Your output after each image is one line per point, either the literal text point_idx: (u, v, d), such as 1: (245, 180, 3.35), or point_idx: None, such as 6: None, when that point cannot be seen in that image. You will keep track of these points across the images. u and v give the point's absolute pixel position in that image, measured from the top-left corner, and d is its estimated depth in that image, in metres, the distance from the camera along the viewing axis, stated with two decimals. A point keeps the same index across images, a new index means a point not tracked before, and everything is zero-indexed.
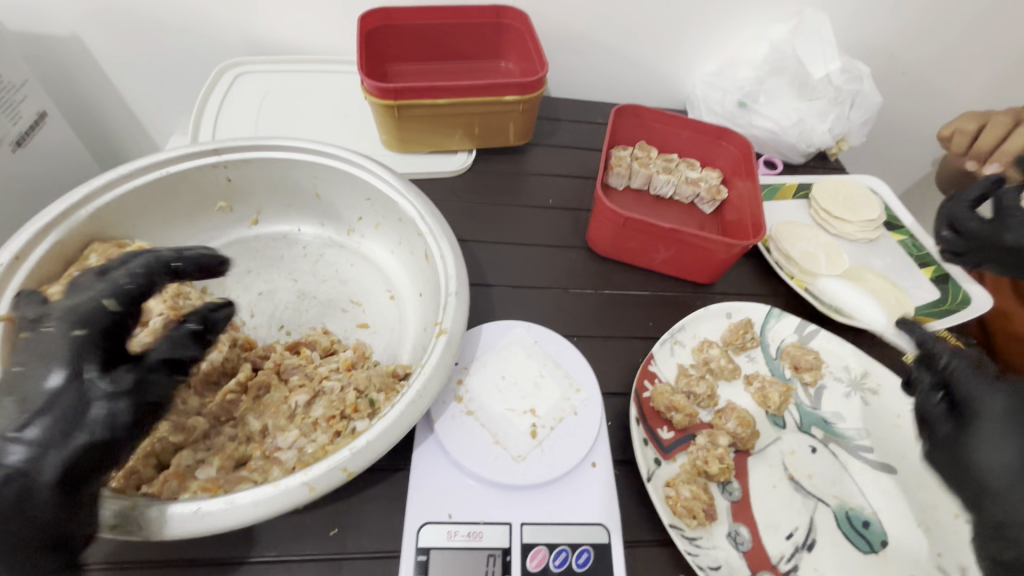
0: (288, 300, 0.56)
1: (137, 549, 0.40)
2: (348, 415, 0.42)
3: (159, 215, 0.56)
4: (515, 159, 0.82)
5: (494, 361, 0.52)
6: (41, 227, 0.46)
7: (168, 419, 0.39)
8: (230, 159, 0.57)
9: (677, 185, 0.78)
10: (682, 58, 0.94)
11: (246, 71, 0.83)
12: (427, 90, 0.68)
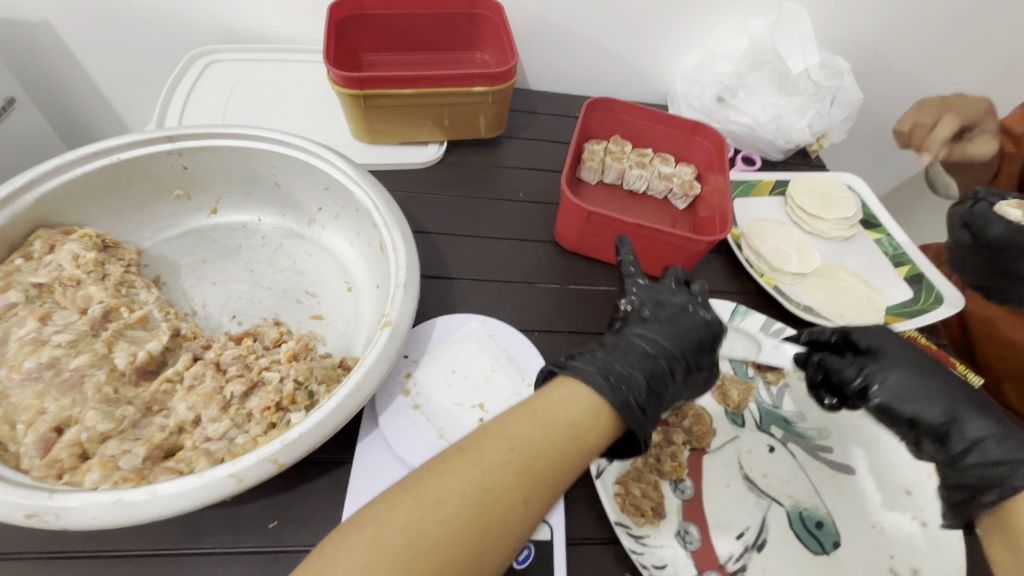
0: (242, 289, 0.56)
1: (69, 538, 0.40)
2: (284, 406, 0.41)
3: (111, 201, 0.55)
4: (487, 152, 0.81)
5: (446, 355, 0.52)
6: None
7: (95, 408, 0.38)
8: (184, 147, 0.56)
9: (649, 180, 0.77)
10: (663, 52, 0.93)
11: (217, 59, 0.83)
12: (393, 81, 0.67)
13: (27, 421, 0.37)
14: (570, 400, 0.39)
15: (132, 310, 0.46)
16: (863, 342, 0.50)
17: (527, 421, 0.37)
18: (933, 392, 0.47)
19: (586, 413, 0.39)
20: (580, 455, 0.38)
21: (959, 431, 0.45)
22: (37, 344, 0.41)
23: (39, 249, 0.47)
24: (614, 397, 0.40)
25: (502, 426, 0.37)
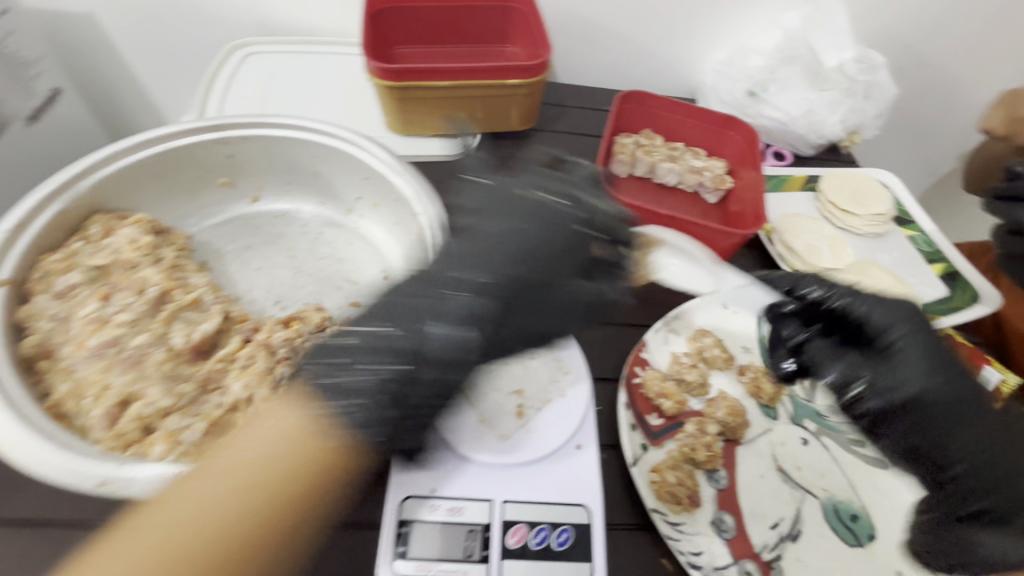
0: (285, 276, 0.57)
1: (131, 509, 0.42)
2: None
3: (160, 187, 0.57)
4: (518, 144, 0.82)
5: None
6: (46, 199, 0.48)
7: (157, 384, 0.40)
8: (230, 136, 0.57)
9: (680, 173, 0.77)
10: (693, 46, 0.93)
11: (254, 50, 0.84)
12: (430, 73, 0.69)
13: (94, 396, 0.39)
14: (269, 423, 0.38)
15: (186, 292, 0.47)
16: (872, 319, 0.55)
17: (202, 476, 0.35)
18: (911, 371, 0.52)
19: (278, 445, 0.37)
20: (277, 498, 0.35)
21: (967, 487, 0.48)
22: (100, 323, 0.43)
23: (97, 233, 0.49)
24: (331, 385, 0.40)
25: (184, 485, 0.35)
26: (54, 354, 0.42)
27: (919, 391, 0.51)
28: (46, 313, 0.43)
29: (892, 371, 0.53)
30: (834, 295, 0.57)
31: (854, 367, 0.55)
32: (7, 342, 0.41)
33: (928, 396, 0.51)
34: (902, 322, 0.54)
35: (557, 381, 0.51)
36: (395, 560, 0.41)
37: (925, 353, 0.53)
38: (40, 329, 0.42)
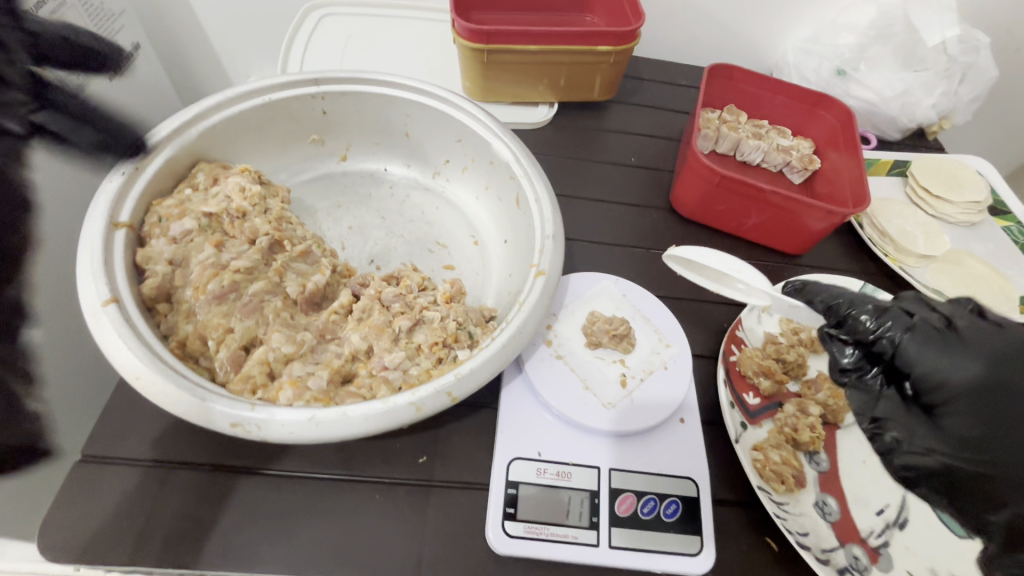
0: (377, 236, 0.57)
1: (249, 454, 0.42)
2: (449, 344, 0.42)
3: (258, 141, 0.57)
4: (595, 115, 0.80)
5: (583, 310, 0.51)
6: (158, 147, 0.47)
7: (279, 331, 0.40)
8: (327, 91, 0.56)
9: (767, 151, 0.74)
10: (776, 22, 0.89)
11: (330, 11, 0.83)
12: (519, 36, 0.67)
13: (217, 338, 0.39)
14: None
15: (294, 244, 0.47)
16: (920, 370, 0.32)
17: None
18: (968, 450, 0.31)
19: None
20: None
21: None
22: (218, 269, 0.43)
23: (204, 181, 0.49)
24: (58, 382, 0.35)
25: None
26: (173, 296, 0.42)
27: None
28: (163, 258, 0.43)
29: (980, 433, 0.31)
30: (890, 330, 0.34)
31: (953, 427, 0.31)
32: (129, 282, 0.41)
33: (983, 484, 0.31)
34: (955, 377, 0.31)
35: (659, 352, 0.49)
36: (505, 521, 0.41)
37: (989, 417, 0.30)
38: (159, 272, 0.42)
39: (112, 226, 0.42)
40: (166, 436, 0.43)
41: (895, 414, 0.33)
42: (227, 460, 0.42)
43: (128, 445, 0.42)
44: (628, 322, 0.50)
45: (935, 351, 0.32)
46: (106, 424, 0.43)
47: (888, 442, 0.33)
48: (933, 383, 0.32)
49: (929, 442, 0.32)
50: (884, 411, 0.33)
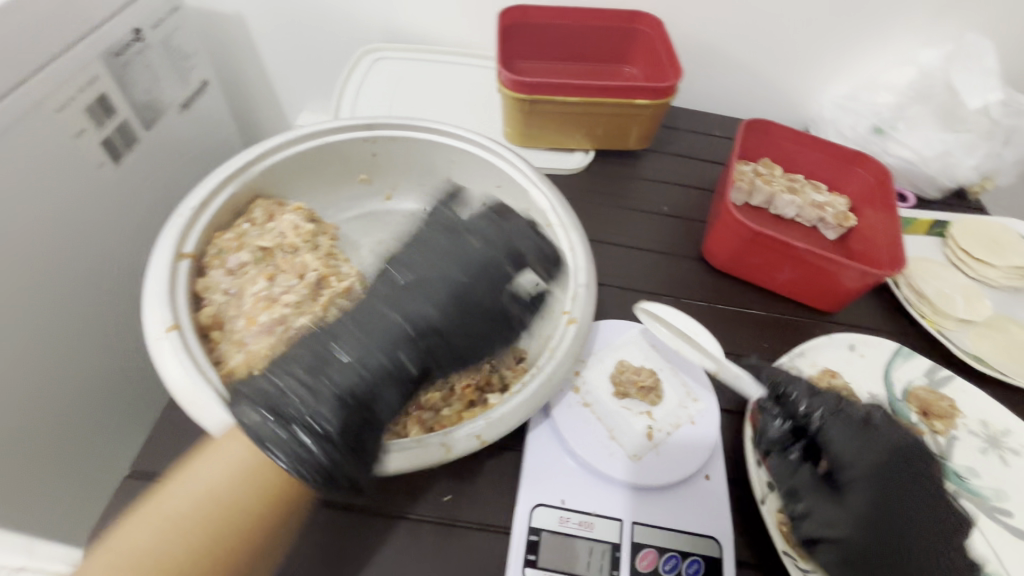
0: None
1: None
2: (482, 388, 0.45)
3: (313, 179, 0.61)
4: (630, 163, 0.82)
5: (612, 358, 0.52)
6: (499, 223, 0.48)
7: None
8: (380, 136, 0.60)
9: (801, 207, 0.75)
10: (813, 77, 0.91)
11: (382, 56, 0.89)
12: (560, 89, 0.70)
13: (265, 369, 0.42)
14: (227, 452, 0.36)
15: (340, 280, 0.49)
16: (841, 451, 0.45)
17: None
18: (860, 516, 0.42)
19: None
20: None
21: None
22: (269, 302, 0.45)
23: (261, 216, 0.53)
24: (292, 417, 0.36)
25: None
26: (226, 325, 0.45)
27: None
28: (220, 287, 0.46)
29: (899, 520, 0.42)
30: (829, 415, 0.47)
31: (884, 509, 0.42)
32: (188, 309, 0.44)
33: (869, 556, 0.40)
34: (856, 457, 0.44)
35: (686, 407, 0.49)
36: (526, 568, 0.41)
37: (903, 505, 0.42)
38: (215, 301, 0.46)
39: (177, 256, 0.46)
40: None
41: (804, 486, 0.45)
42: None
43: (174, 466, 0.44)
44: (658, 374, 0.51)
45: (853, 439, 0.45)
46: (156, 443, 0.46)
47: (798, 510, 0.44)
48: (842, 461, 0.45)
49: (841, 520, 0.42)
50: (797, 483, 0.46)
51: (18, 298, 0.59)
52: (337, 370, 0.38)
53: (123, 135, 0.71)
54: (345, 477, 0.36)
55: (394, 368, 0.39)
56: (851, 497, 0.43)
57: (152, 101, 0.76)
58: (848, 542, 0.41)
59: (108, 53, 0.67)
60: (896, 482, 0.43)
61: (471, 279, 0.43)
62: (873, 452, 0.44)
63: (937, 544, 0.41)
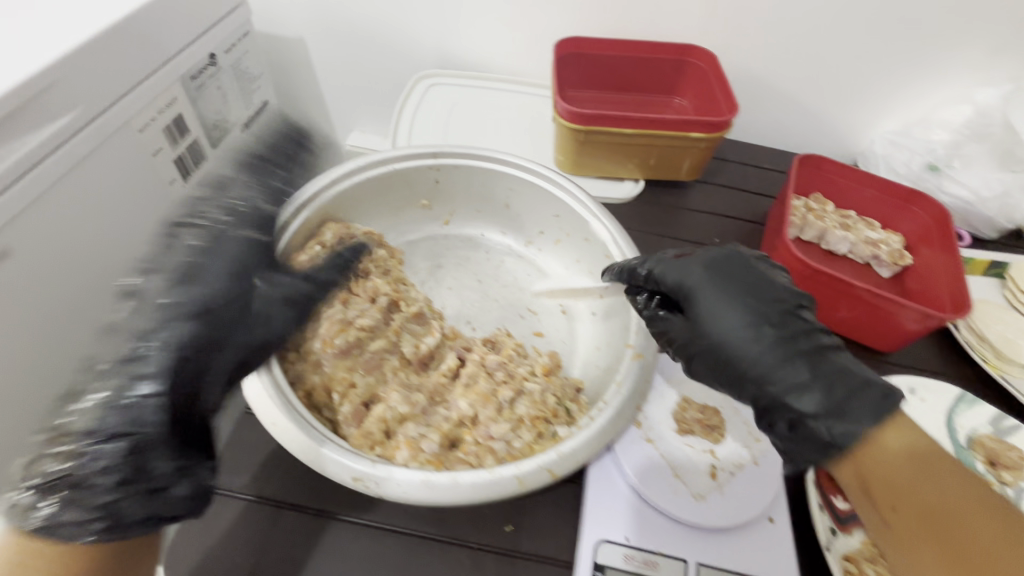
0: (474, 298, 0.61)
1: (287, 490, 0.47)
2: (549, 419, 0.44)
3: (378, 205, 0.63)
4: (680, 194, 0.83)
5: (674, 394, 0.52)
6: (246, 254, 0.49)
7: (397, 391, 0.43)
8: (443, 164, 0.62)
9: (854, 243, 0.74)
10: (864, 112, 0.91)
11: (437, 82, 0.91)
12: (617, 121, 0.71)
13: (342, 391, 0.43)
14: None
15: (409, 305, 0.51)
16: (672, 279, 0.47)
17: None
18: (713, 324, 0.45)
19: None
20: None
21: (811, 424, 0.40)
22: (344, 325, 0.47)
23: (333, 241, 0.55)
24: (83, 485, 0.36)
25: None
26: (301, 346, 0.46)
27: (774, 373, 0.42)
28: None
29: (742, 329, 0.44)
30: (654, 261, 0.50)
31: (723, 323, 0.45)
32: None
33: (729, 351, 0.44)
34: (685, 280, 0.47)
35: (750, 447, 0.49)
36: None
37: (737, 308, 0.45)
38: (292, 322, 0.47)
39: (258, 277, 0.47)
40: (275, 474, 0.47)
41: (671, 330, 0.48)
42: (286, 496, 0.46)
43: (235, 478, 0.47)
44: (721, 413, 0.51)
45: (679, 267, 0.48)
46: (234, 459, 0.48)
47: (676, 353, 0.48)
48: (680, 289, 0.47)
49: (701, 338, 0.45)
50: (668, 334, 0.48)
51: (97, 311, 0.62)
52: (115, 419, 0.38)
53: (194, 153, 0.74)
54: (135, 515, 0.37)
55: (145, 414, 0.38)
56: (699, 313, 0.46)
57: (220, 121, 0.80)
58: (721, 353, 0.44)
59: (187, 77, 0.70)
60: (728, 282, 0.46)
61: (169, 296, 0.42)
62: (698, 270, 0.47)
63: (784, 326, 0.43)
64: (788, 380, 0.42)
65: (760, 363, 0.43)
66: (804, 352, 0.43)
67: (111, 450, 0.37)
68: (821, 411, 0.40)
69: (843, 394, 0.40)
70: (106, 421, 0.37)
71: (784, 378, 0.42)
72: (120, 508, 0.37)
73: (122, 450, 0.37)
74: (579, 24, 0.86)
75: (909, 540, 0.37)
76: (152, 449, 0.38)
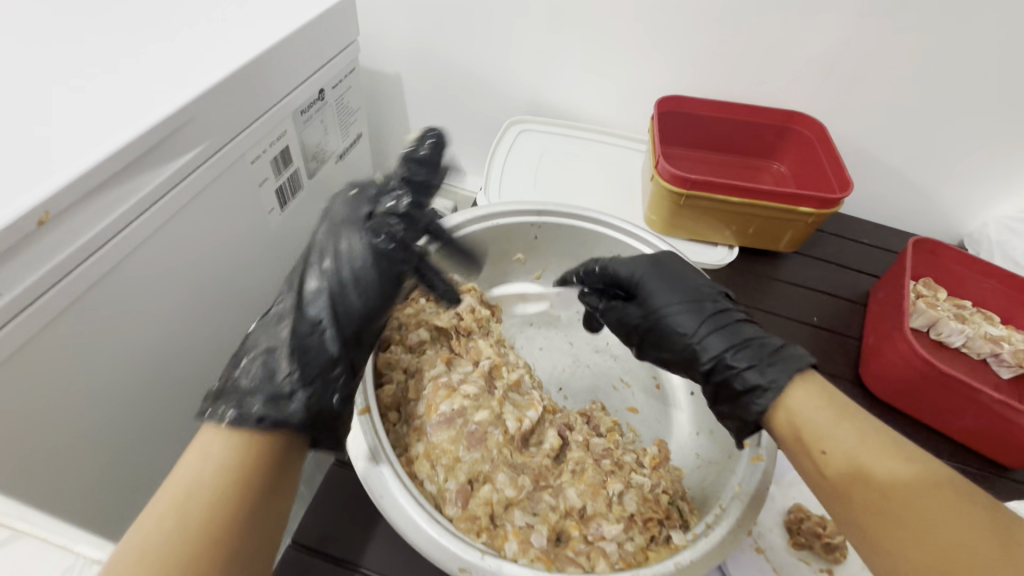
0: (566, 362, 0.59)
1: (372, 558, 0.50)
2: (662, 521, 0.42)
3: (476, 256, 0.63)
4: (774, 264, 0.79)
5: (784, 498, 0.49)
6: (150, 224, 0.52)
7: (503, 470, 0.42)
8: (546, 223, 0.62)
9: (972, 337, 0.68)
10: (979, 195, 0.85)
11: (528, 128, 0.91)
12: (726, 189, 0.69)
13: (447, 466, 0.41)
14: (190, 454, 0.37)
15: (510, 371, 0.49)
16: (621, 272, 0.52)
17: None
18: (662, 299, 0.50)
19: None
20: None
21: (750, 377, 0.45)
22: (449, 390, 0.45)
23: (436, 293, 0.54)
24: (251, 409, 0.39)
25: None
26: (402, 408, 0.47)
27: (709, 339, 0.47)
28: (401, 365, 0.49)
29: (680, 306, 0.49)
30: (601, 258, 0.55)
31: (664, 302, 0.50)
32: (374, 391, 0.46)
33: (675, 324, 0.49)
34: (631, 269, 0.52)
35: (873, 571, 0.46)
36: None
37: (675, 291, 0.50)
38: (396, 379, 0.48)
39: None
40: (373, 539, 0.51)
41: (627, 323, 0.53)
42: (367, 564, 0.49)
43: (327, 541, 0.50)
44: None
45: (626, 258, 0.53)
46: (341, 522, 0.52)
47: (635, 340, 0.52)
48: (630, 278, 0.52)
49: (651, 318, 0.50)
50: (623, 326, 0.53)
51: (189, 340, 0.62)
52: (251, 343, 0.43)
53: (293, 182, 0.75)
54: (256, 411, 0.39)
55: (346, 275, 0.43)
56: (648, 291, 0.51)
57: (320, 151, 0.81)
58: (669, 329, 0.49)
59: (298, 110, 0.71)
60: (667, 271, 0.51)
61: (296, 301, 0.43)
62: (635, 258, 0.53)
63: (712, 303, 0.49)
64: (723, 344, 0.46)
65: (698, 334, 0.47)
66: (732, 320, 0.48)
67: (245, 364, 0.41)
68: (754, 362, 0.45)
69: (770, 351, 0.45)
70: (265, 365, 0.40)
71: (720, 343, 0.47)
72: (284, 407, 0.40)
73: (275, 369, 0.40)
74: (681, 82, 0.85)
75: (868, 513, 0.38)
76: (280, 354, 0.41)
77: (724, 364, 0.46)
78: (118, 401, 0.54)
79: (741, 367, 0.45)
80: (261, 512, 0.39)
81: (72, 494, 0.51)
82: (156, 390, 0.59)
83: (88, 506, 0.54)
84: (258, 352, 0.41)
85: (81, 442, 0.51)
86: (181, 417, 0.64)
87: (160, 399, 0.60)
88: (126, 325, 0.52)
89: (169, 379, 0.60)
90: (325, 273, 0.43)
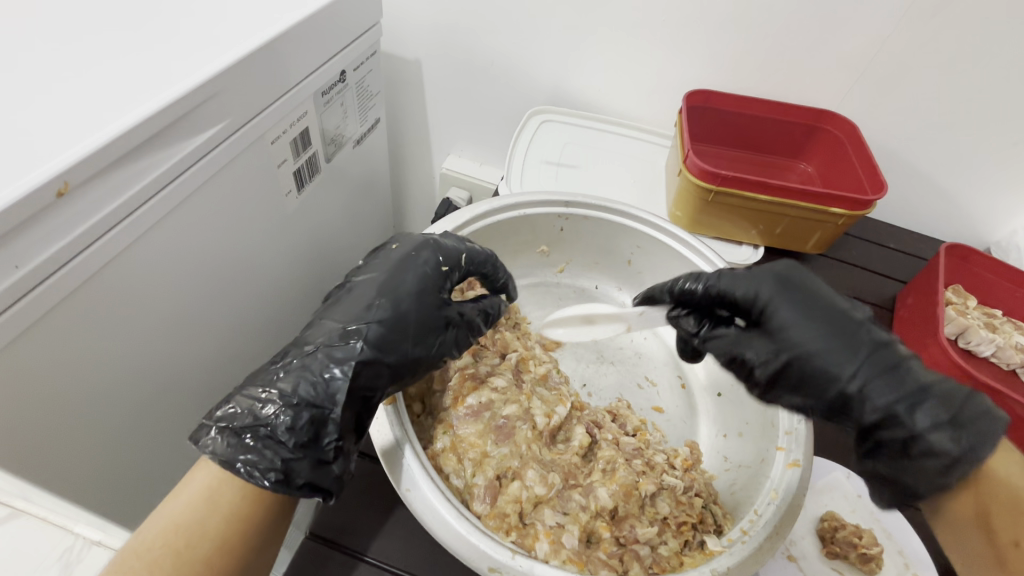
0: (590, 358, 0.58)
1: (389, 550, 0.48)
2: (695, 526, 0.41)
3: (500, 247, 0.61)
4: (799, 265, 0.77)
5: (813, 504, 0.51)
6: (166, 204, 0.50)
7: (533, 467, 0.41)
8: (573, 214, 0.60)
9: (1003, 346, 0.65)
10: (1010, 204, 0.83)
11: (549, 118, 0.90)
12: (757, 186, 0.67)
13: (474, 461, 0.41)
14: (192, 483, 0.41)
15: (537, 366, 0.50)
16: (738, 293, 0.47)
17: None
18: (798, 329, 0.43)
19: None
20: None
21: (926, 438, 0.38)
22: (476, 384, 0.46)
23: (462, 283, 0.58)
24: (269, 470, 0.38)
25: None
26: (427, 400, 0.46)
27: (868, 385, 0.40)
28: None
29: (824, 340, 0.42)
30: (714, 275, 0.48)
31: (804, 333, 0.43)
32: None
33: (818, 360, 0.42)
34: (754, 288, 0.46)
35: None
36: None
37: (812, 321, 0.43)
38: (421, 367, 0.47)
39: None
40: (390, 531, 0.50)
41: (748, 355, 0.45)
42: (384, 557, 0.48)
43: (343, 532, 0.49)
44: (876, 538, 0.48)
45: (743, 275, 0.47)
46: (357, 514, 0.50)
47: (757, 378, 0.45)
48: (753, 299, 0.46)
49: (785, 351, 0.43)
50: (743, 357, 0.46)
51: (200, 323, 0.60)
52: (290, 385, 0.40)
53: (310, 166, 0.73)
54: (303, 476, 0.39)
55: (402, 324, 0.43)
56: (780, 320, 0.44)
57: (338, 135, 0.79)
58: (812, 368, 0.42)
59: (319, 92, 0.69)
60: (798, 293, 0.45)
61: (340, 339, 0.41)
62: (761, 275, 0.46)
63: (861, 338, 0.42)
64: (888, 394, 0.40)
65: (855, 378, 0.41)
66: (896, 362, 0.41)
67: (290, 413, 0.39)
68: (939, 421, 0.38)
69: (956, 410, 0.38)
70: (312, 422, 0.40)
71: (884, 392, 0.40)
72: (297, 466, 0.39)
73: (307, 419, 0.39)
74: (709, 76, 0.83)
75: None
76: (331, 422, 0.40)
77: (886, 413, 0.40)
78: (129, 384, 0.53)
79: (920, 423, 0.39)
80: (251, 559, 0.42)
81: (79, 475, 0.50)
82: (168, 373, 0.57)
83: (94, 487, 0.53)
84: (285, 394, 0.39)
85: (89, 425, 0.49)
86: (191, 399, 0.63)
87: (170, 383, 0.58)
88: (141, 304, 0.51)
89: (180, 364, 0.59)
90: (373, 315, 0.42)
